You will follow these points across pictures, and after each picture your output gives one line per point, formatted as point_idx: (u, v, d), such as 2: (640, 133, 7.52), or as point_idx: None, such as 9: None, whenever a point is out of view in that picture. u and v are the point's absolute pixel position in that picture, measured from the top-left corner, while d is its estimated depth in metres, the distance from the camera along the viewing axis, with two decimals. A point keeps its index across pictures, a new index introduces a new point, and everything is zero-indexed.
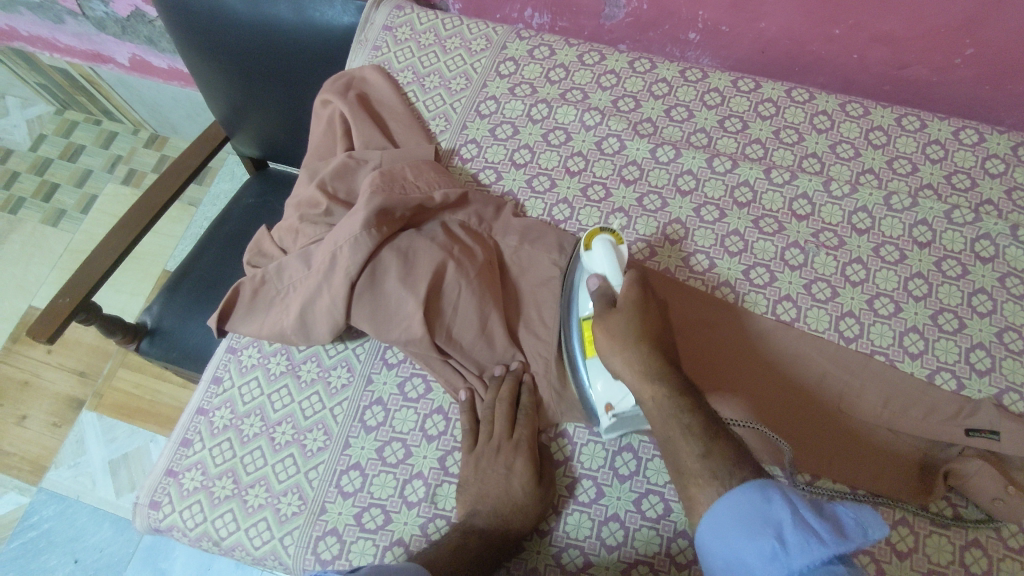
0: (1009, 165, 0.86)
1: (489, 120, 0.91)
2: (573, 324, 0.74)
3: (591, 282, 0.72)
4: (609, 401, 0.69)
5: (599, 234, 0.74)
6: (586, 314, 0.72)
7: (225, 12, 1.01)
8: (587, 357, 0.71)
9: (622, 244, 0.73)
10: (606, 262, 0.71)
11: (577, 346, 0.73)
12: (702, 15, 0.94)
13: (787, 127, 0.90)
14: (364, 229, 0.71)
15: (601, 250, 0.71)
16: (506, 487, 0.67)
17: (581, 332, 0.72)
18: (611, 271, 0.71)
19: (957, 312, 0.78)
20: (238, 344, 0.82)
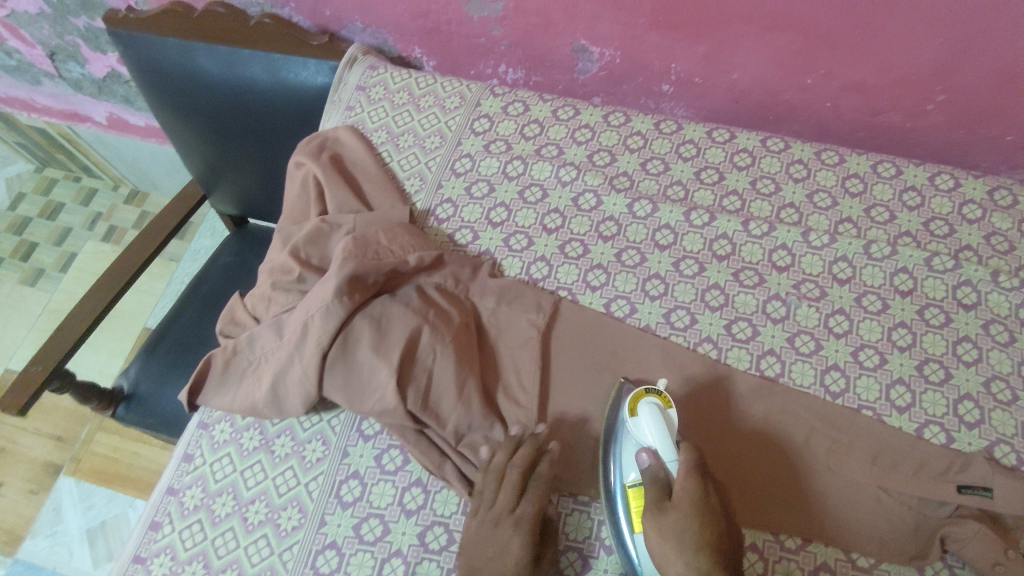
0: (986, 210, 0.86)
1: (465, 179, 0.90)
2: (616, 488, 0.67)
3: (642, 455, 0.65)
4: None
5: (644, 398, 0.68)
6: (633, 484, 0.65)
7: (198, 74, 1.03)
8: (635, 533, 0.63)
9: (671, 408, 0.67)
10: (656, 433, 0.65)
11: (621, 517, 0.65)
12: (674, 67, 0.95)
13: (764, 177, 0.90)
14: (335, 297, 0.70)
15: (649, 419, 0.65)
16: (502, 558, 0.63)
17: (626, 503, 0.65)
18: (662, 439, 0.64)
19: (943, 362, 0.77)
20: (211, 418, 0.79)
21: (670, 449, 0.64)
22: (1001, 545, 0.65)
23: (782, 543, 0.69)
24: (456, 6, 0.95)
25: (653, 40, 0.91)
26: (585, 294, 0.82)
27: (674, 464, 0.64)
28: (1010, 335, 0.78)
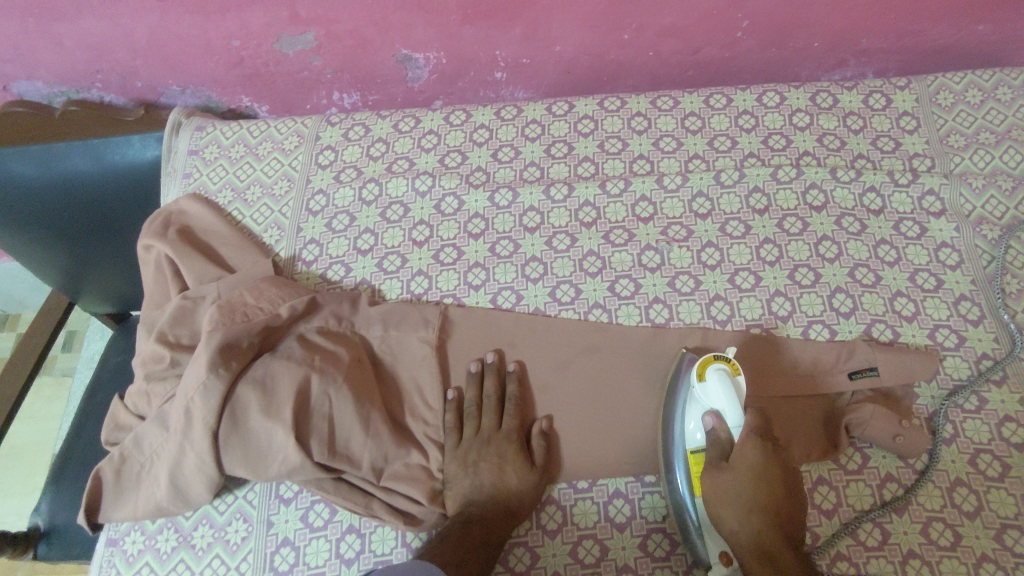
0: (813, 115, 0.92)
1: (323, 215, 0.88)
2: (676, 454, 0.69)
3: (709, 419, 0.68)
4: (725, 551, 0.65)
5: (712, 363, 0.69)
6: (695, 448, 0.68)
7: (18, 183, 0.94)
8: (695, 498, 0.66)
9: (739, 375, 0.69)
10: (725, 399, 0.67)
11: (681, 480, 0.68)
12: (499, 54, 0.95)
13: (610, 137, 0.92)
14: (210, 372, 0.68)
15: (720, 387, 0.67)
16: (500, 475, 0.69)
17: (687, 468, 0.68)
18: (732, 409, 0.67)
19: (810, 265, 0.82)
20: (118, 532, 0.74)
21: (738, 416, 0.67)
22: (897, 417, 0.70)
23: None
24: (267, 47, 0.93)
25: (469, 33, 0.92)
26: (470, 295, 0.82)
27: (738, 430, 0.67)
28: (860, 224, 0.84)
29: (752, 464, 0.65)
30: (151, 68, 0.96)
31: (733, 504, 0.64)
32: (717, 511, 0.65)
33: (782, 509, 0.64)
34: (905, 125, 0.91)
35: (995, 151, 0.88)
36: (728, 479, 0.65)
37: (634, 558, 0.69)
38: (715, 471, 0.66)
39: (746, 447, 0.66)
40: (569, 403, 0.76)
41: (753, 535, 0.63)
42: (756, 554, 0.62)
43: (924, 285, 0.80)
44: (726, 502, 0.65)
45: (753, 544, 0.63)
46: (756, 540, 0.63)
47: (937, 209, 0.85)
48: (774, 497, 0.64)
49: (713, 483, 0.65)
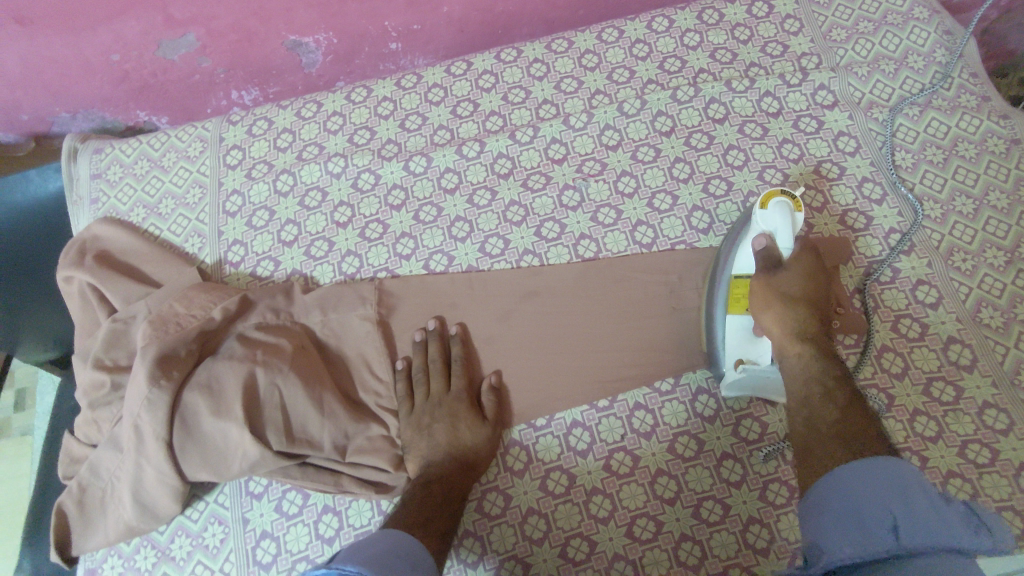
0: (702, 33, 0.95)
1: (242, 215, 0.88)
2: (723, 276, 0.74)
3: (758, 239, 0.70)
4: (742, 359, 0.70)
5: (775, 196, 0.70)
6: (743, 272, 0.72)
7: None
8: (728, 314, 0.72)
9: (799, 210, 0.70)
10: (783, 228, 0.69)
11: (720, 296, 0.73)
12: (389, 24, 0.95)
13: (512, 88, 0.93)
14: (151, 386, 0.67)
15: (778, 214, 0.69)
16: (454, 434, 0.71)
17: (728, 290, 0.73)
18: (784, 234, 0.69)
19: (722, 176, 0.85)
20: (95, 562, 0.74)
21: (789, 241, 0.69)
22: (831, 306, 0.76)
23: (659, 389, 0.75)
24: (148, 55, 0.90)
25: (353, 8, 0.91)
26: (402, 265, 0.83)
27: (789, 252, 0.69)
28: (762, 128, 0.87)
29: (806, 270, 0.69)
30: (34, 98, 0.93)
31: (779, 292, 0.68)
32: (759, 310, 0.68)
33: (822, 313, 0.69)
34: (789, 28, 0.94)
35: (875, 38, 0.92)
36: (777, 276, 0.68)
37: (601, 479, 0.71)
38: (766, 274, 0.69)
39: (801, 261, 0.69)
40: (517, 348, 0.78)
41: (793, 320, 0.67)
42: (798, 342, 0.66)
43: (828, 175, 0.84)
44: (772, 300, 0.68)
45: (794, 329, 0.67)
46: (798, 328, 0.67)
47: (830, 101, 0.88)
48: (819, 302, 0.68)
49: (759, 281, 0.69)
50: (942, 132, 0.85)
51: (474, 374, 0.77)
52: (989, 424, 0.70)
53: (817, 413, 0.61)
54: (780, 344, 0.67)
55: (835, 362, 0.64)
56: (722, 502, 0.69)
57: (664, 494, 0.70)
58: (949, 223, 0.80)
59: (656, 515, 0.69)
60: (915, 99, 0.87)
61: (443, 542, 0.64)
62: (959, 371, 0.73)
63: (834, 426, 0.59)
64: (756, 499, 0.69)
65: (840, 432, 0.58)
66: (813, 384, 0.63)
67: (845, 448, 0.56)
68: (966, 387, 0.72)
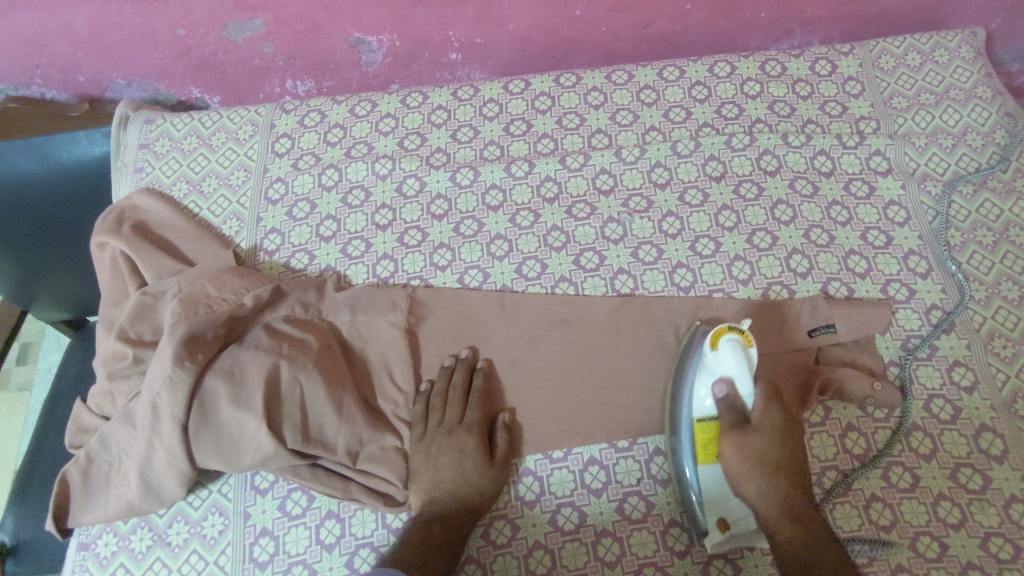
0: (763, 83, 0.94)
1: (283, 204, 0.87)
2: (683, 424, 0.70)
3: (718, 387, 0.68)
4: (722, 517, 0.67)
5: (726, 334, 0.68)
6: (705, 417, 0.69)
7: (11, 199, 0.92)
8: (699, 465, 0.68)
9: (753, 346, 0.68)
10: (738, 367, 0.67)
11: (684, 446, 0.69)
12: (452, 34, 0.95)
13: (567, 114, 0.93)
14: (176, 366, 0.67)
15: (731, 353, 0.67)
16: (460, 470, 0.69)
17: (692, 437, 0.69)
18: (744, 380, 0.67)
19: (767, 229, 0.84)
20: (90, 536, 0.73)
21: (749, 386, 0.67)
22: (869, 379, 0.74)
23: None
24: (214, 34, 0.90)
25: (421, 14, 0.91)
26: (437, 276, 0.83)
27: (750, 400, 0.67)
28: (813, 186, 0.86)
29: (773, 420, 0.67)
30: (94, 61, 0.93)
31: (755, 463, 0.66)
32: (733, 471, 0.67)
33: (797, 462, 0.67)
34: (851, 89, 0.94)
35: (936, 111, 0.92)
36: (748, 437, 0.66)
37: (612, 522, 0.70)
38: (737, 437, 0.66)
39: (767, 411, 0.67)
40: (540, 377, 0.77)
41: (771, 484, 0.65)
42: (784, 516, 0.64)
43: (875, 243, 0.83)
44: (749, 460, 0.66)
45: (777, 491, 0.65)
46: (781, 504, 0.64)
47: (884, 168, 0.88)
48: (791, 454, 0.67)
49: (730, 442, 0.67)
50: (994, 215, 0.84)
51: (494, 399, 0.76)
52: (1015, 519, 0.69)
53: None
54: (760, 510, 0.65)
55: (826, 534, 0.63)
56: (733, 562, 0.68)
57: (675, 546, 0.69)
58: (993, 307, 0.79)
59: (663, 567, 0.68)
60: (971, 178, 0.87)
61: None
62: (988, 460, 0.71)
63: None
64: (768, 564, 0.67)
65: None
66: (804, 548, 0.61)
67: None
68: (995, 478, 0.70)
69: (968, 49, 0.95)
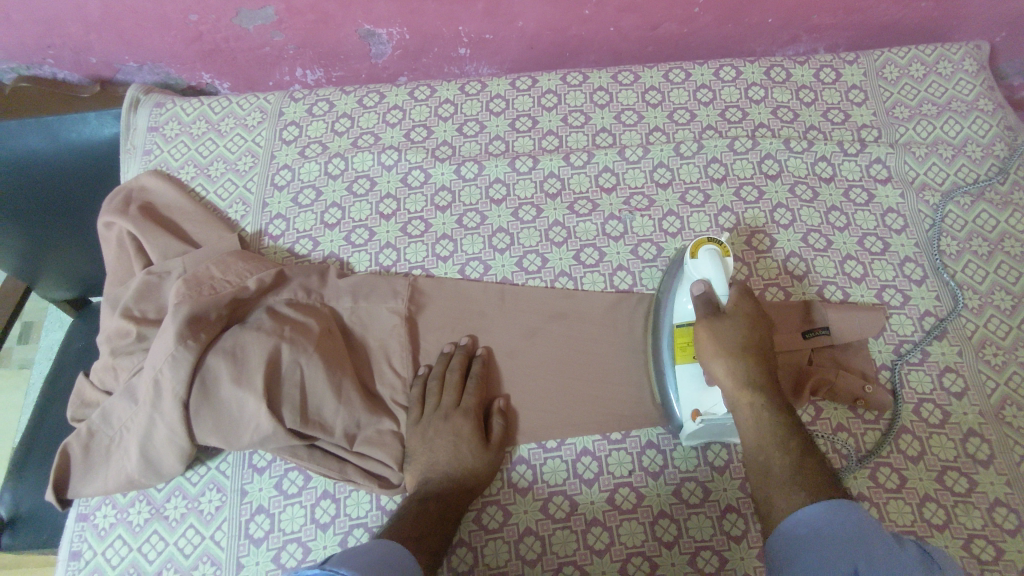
0: (767, 89, 0.95)
1: (289, 191, 0.88)
2: (665, 327, 0.74)
3: (695, 286, 0.71)
4: (696, 407, 0.70)
5: (705, 245, 0.72)
6: (682, 321, 0.72)
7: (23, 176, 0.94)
8: (676, 364, 0.72)
9: (729, 255, 0.71)
10: (713, 274, 0.70)
11: (665, 347, 0.73)
12: (462, 30, 0.96)
13: (573, 112, 0.94)
14: (178, 344, 0.67)
15: (707, 261, 0.70)
16: (455, 454, 0.70)
17: (672, 339, 0.73)
18: (718, 281, 0.70)
19: (766, 231, 0.85)
20: (88, 508, 0.74)
21: (724, 288, 0.70)
22: (860, 381, 0.75)
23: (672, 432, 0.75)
24: (226, 21, 0.92)
25: (431, 8, 0.92)
26: (438, 266, 0.84)
27: (726, 298, 0.70)
28: (813, 192, 0.88)
29: (746, 315, 0.69)
30: (106, 44, 0.95)
31: (726, 346, 0.67)
32: (705, 359, 0.69)
33: (767, 355, 0.69)
34: (854, 98, 0.95)
35: (936, 122, 0.93)
36: (722, 327, 0.68)
37: (603, 511, 0.71)
38: (712, 328, 0.68)
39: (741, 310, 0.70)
40: (537, 368, 0.78)
41: (741, 371, 0.66)
42: (749, 397, 0.65)
43: (872, 248, 0.85)
44: (717, 349, 0.67)
45: (745, 377, 0.66)
46: (751, 387, 0.66)
47: (884, 176, 0.89)
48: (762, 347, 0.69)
49: (705, 333, 0.69)
50: (990, 226, 0.86)
51: (490, 389, 0.77)
52: (999, 522, 0.70)
53: (772, 463, 0.62)
54: (727, 393, 0.67)
55: (787, 414, 0.65)
56: (720, 554, 0.69)
57: (664, 537, 0.70)
58: (985, 315, 0.80)
59: (651, 556, 0.69)
60: (969, 189, 0.88)
61: (433, 561, 0.64)
62: (975, 464, 0.72)
63: (793, 476, 0.60)
64: (754, 557, 0.69)
65: (796, 479, 0.60)
66: (763, 431, 0.63)
67: (804, 494, 0.58)
68: (980, 482, 0.72)
69: (971, 62, 0.96)
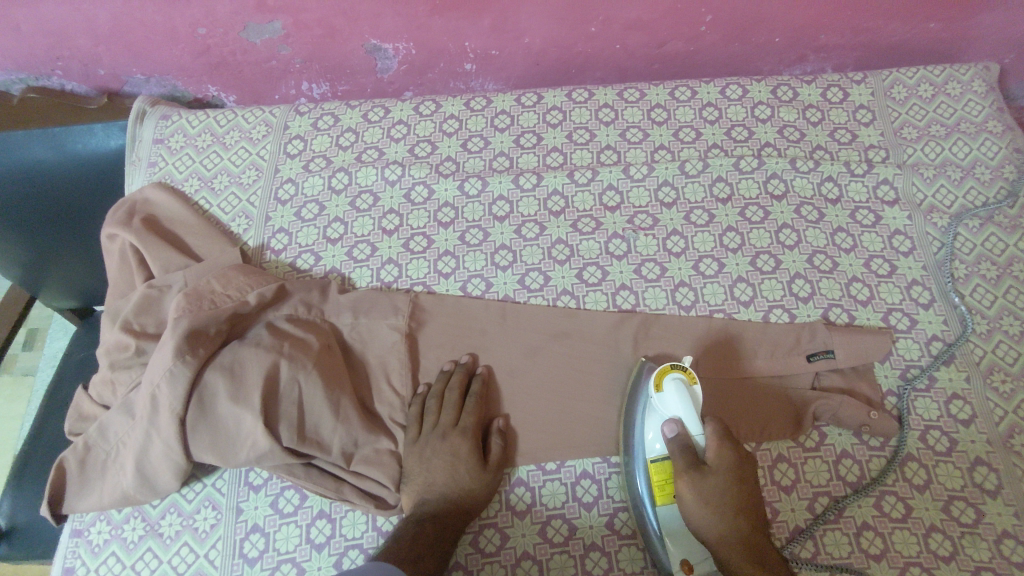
0: (774, 108, 0.95)
1: (292, 204, 0.88)
2: (638, 466, 0.69)
3: (667, 428, 0.67)
4: (687, 559, 0.65)
5: (670, 373, 0.69)
6: (657, 457, 0.68)
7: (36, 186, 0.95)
8: (656, 506, 0.67)
9: (696, 384, 0.68)
10: (683, 409, 0.66)
11: (643, 491, 0.68)
12: (469, 45, 0.96)
13: (578, 128, 0.94)
14: (177, 359, 0.67)
15: (676, 394, 0.67)
16: (452, 475, 0.70)
17: (649, 478, 0.68)
18: (690, 419, 0.66)
19: (772, 252, 0.84)
20: (83, 523, 0.73)
21: (698, 426, 0.67)
22: (865, 407, 0.74)
23: None
24: (234, 34, 0.92)
25: (438, 24, 0.92)
26: (440, 283, 0.83)
27: (700, 437, 0.67)
28: (819, 212, 0.87)
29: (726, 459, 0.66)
30: (114, 56, 0.95)
31: (709, 500, 0.64)
32: (692, 511, 0.65)
33: (751, 499, 0.66)
34: (861, 118, 0.94)
35: (945, 143, 0.92)
36: (707, 480, 0.64)
37: (602, 536, 0.70)
38: (693, 477, 0.65)
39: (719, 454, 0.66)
40: (537, 389, 0.77)
41: (734, 532, 0.64)
42: (747, 557, 0.63)
43: (878, 271, 0.83)
44: (708, 507, 0.64)
45: (738, 540, 0.63)
46: (738, 537, 0.64)
47: (891, 198, 0.88)
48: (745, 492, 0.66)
49: (685, 483, 0.65)
50: (999, 249, 0.84)
51: (489, 409, 0.76)
52: (1007, 555, 0.68)
53: None
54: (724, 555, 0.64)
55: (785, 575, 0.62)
56: None
57: None
58: (994, 341, 0.79)
59: None
60: (977, 211, 0.87)
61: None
62: (982, 494, 0.71)
63: None
64: None
65: None
66: None
67: None
68: (988, 512, 0.70)
69: (980, 83, 0.96)
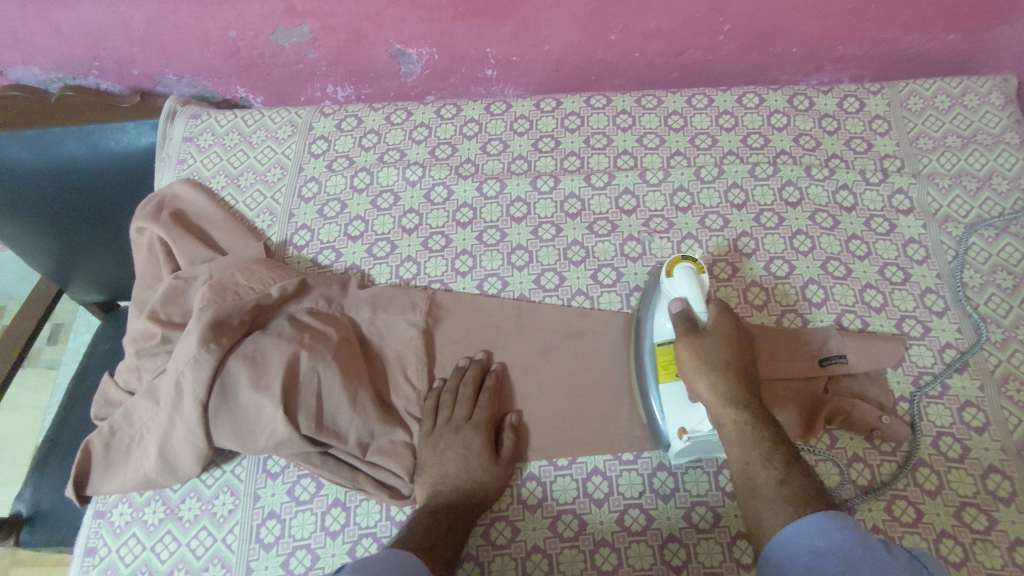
0: (790, 116, 0.96)
1: (315, 202, 0.91)
2: (647, 347, 0.75)
3: (672, 305, 0.72)
4: (682, 425, 0.70)
5: (681, 262, 0.74)
6: (663, 339, 0.74)
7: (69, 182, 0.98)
8: (660, 382, 0.73)
9: (704, 272, 0.73)
10: (689, 292, 0.72)
11: (649, 369, 0.74)
12: (490, 51, 0.98)
13: (596, 133, 0.95)
14: (201, 346, 0.69)
15: (683, 279, 0.72)
16: (465, 466, 0.71)
17: (655, 358, 0.74)
18: (695, 299, 0.71)
19: (785, 257, 0.85)
20: (106, 505, 0.75)
21: (701, 305, 0.71)
22: (878, 412, 0.74)
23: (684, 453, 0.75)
24: (263, 38, 0.95)
25: (460, 30, 0.94)
26: (457, 281, 0.85)
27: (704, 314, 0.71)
28: (833, 219, 0.87)
29: (726, 332, 0.70)
30: (148, 57, 0.98)
31: (704, 360, 0.68)
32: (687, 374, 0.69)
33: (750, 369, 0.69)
34: (877, 128, 0.95)
35: (961, 153, 0.92)
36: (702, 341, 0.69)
37: (611, 532, 0.71)
38: (691, 339, 0.69)
39: (720, 327, 0.70)
40: (550, 385, 0.78)
41: (726, 386, 0.67)
42: (734, 407, 0.65)
43: (892, 278, 0.84)
44: (698, 365, 0.68)
45: (728, 393, 0.66)
46: (729, 392, 0.66)
47: (906, 207, 0.89)
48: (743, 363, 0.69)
49: (683, 346, 0.69)
50: (1016, 259, 0.85)
51: (503, 404, 0.78)
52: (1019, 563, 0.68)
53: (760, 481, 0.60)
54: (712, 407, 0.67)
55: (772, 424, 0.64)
56: None
57: (672, 562, 0.69)
58: (1009, 350, 0.79)
59: None
60: (994, 221, 0.87)
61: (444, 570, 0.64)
62: (995, 502, 0.71)
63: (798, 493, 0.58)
64: None
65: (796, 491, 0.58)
66: (749, 451, 0.62)
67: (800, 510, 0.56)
68: (1001, 519, 0.70)
69: (997, 95, 0.96)
